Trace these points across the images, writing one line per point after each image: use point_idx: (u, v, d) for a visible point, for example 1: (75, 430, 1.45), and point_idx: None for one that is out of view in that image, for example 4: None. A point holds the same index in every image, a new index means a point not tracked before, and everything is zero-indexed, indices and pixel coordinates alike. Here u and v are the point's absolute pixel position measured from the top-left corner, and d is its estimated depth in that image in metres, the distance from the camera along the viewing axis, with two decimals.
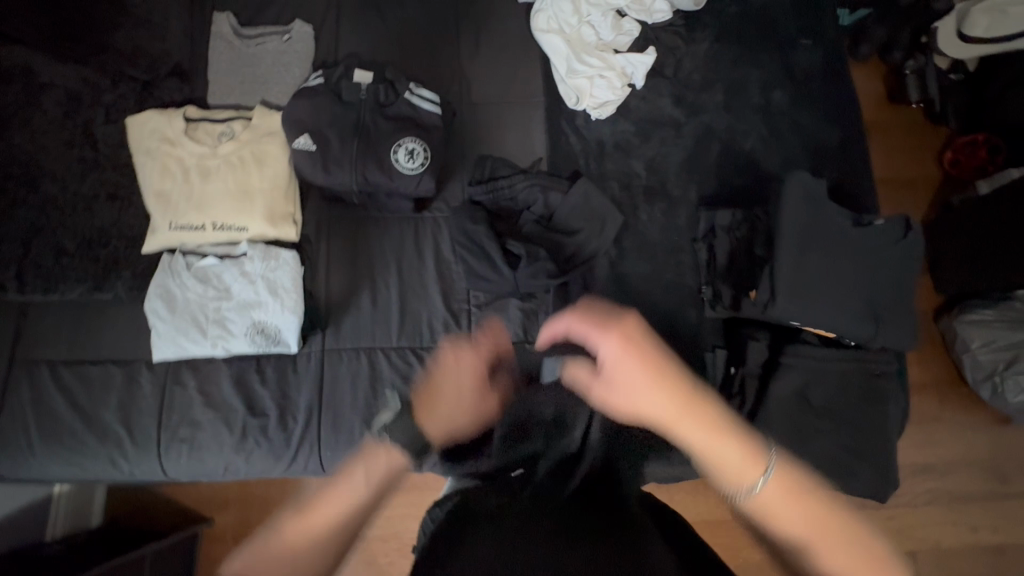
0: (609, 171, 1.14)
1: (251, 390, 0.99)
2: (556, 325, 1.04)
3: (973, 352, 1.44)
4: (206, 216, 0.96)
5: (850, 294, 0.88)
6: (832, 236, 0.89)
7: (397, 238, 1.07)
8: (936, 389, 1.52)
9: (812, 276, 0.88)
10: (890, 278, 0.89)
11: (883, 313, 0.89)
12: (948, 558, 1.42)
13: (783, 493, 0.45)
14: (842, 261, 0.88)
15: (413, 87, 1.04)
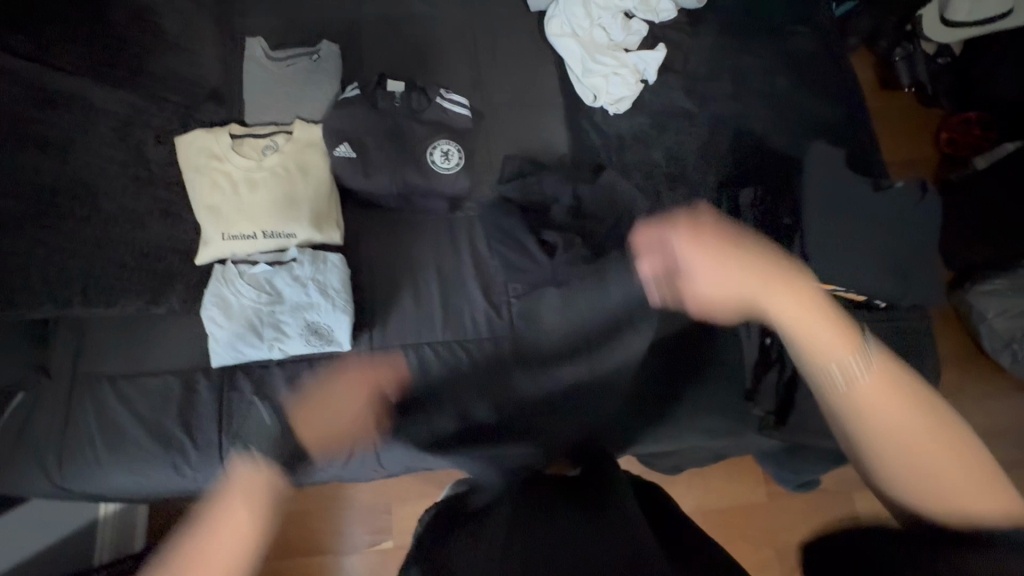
0: (629, 161, 1.19)
1: (305, 391, 1.02)
2: (593, 306, 1.08)
3: (989, 322, 1.45)
4: (257, 224, 1.01)
5: (872, 254, 0.93)
6: (852, 200, 0.95)
7: (434, 237, 1.12)
8: (956, 361, 1.54)
9: (837, 240, 0.93)
10: (913, 238, 0.94)
11: (908, 271, 0.94)
12: None
13: (880, 388, 0.50)
14: (867, 225, 0.93)
15: (444, 92, 1.11)
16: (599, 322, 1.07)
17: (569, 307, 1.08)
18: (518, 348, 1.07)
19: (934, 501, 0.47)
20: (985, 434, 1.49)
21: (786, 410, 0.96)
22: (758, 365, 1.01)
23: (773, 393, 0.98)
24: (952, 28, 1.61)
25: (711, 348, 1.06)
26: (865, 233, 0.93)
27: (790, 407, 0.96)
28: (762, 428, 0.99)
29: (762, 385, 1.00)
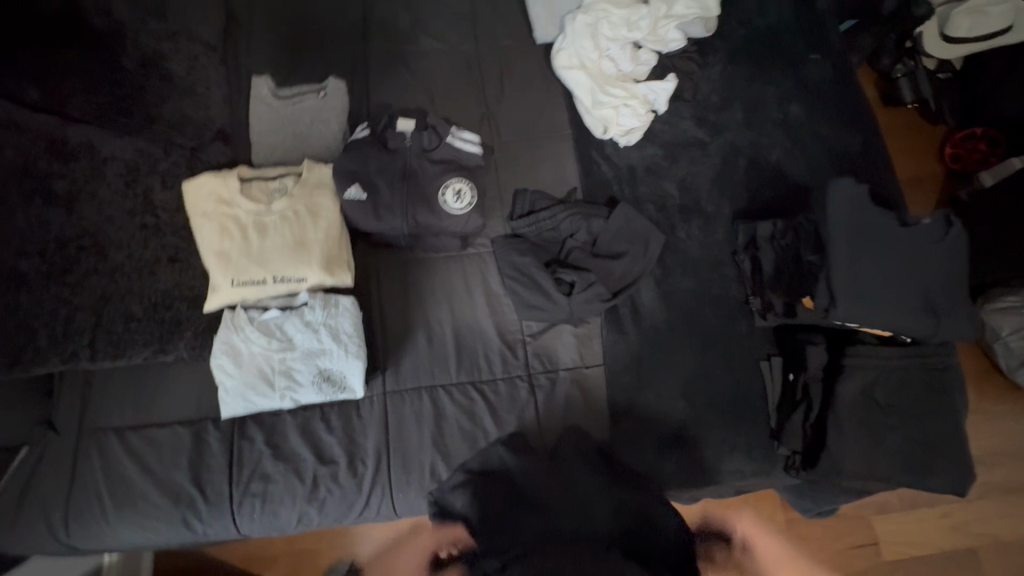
0: (642, 194, 1.17)
1: (319, 438, 0.99)
2: (610, 342, 1.07)
3: (1005, 340, 1.44)
4: (267, 269, 0.99)
5: (902, 291, 0.90)
6: (879, 235, 0.92)
7: (448, 275, 1.10)
8: (972, 381, 1.52)
9: (862, 276, 0.91)
10: (943, 272, 0.90)
11: (942, 307, 0.90)
12: (1010, 553, 1.39)
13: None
14: (894, 261, 0.91)
15: (455, 130, 1.10)
16: (615, 360, 1.06)
17: (587, 345, 1.08)
18: (536, 389, 1.04)
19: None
20: (1005, 457, 1.46)
21: (814, 453, 0.93)
22: (783, 404, 0.98)
23: (801, 434, 0.95)
24: (952, 44, 1.60)
25: (735, 386, 1.03)
26: (893, 269, 0.90)
27: (820, 451, 0.92)
28: (788, 468, 0.96)
29: (788, 425, 0.96)
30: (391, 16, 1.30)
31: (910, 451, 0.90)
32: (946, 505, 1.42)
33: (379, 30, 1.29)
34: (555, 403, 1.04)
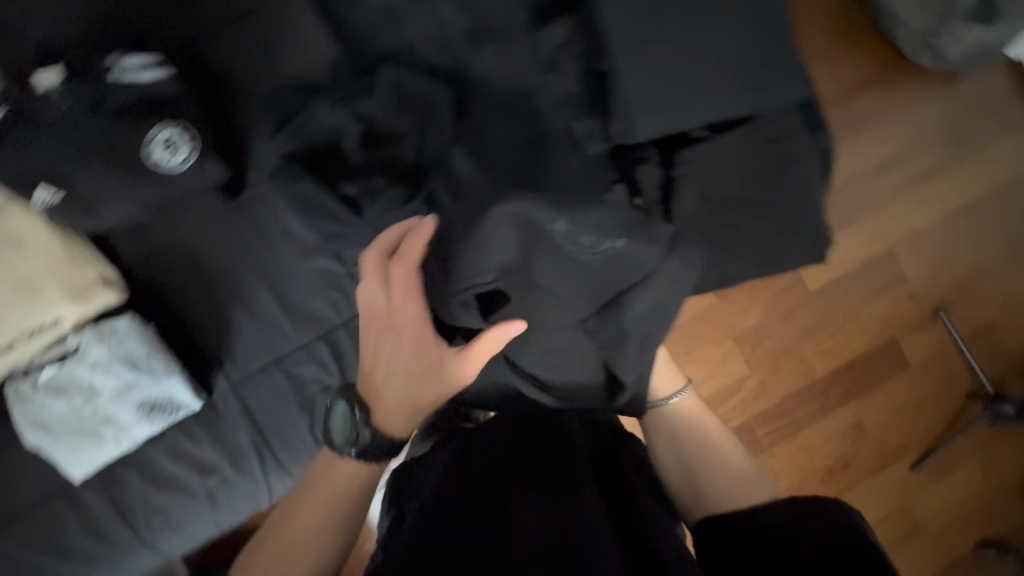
0: (414, 37, 0.91)
1: (192, 454, 0.94)
2: (600, 261, 0.63)
3: (905, 24, 1.40)
4: (8, 331, 0.82)
5: (694, 74, 0.78)
6: (661, 16, 0.77)
7: (236, 236, 0.93)
8: (900, 124, 1.53)
9: (644, 75, 0.77)
10: (747, 29, 0.78)
11: (756, 70, 0.78)
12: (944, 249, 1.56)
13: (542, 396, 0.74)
14: (682, 37, 0.77)
15: (116, 61, 0.80)
16: None
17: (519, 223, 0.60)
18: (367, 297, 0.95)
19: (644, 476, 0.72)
20: (910, 149, 1.55)
21: None
22: None
23: None
24: None
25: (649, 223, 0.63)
26: (678, 52, 0.77)
27: None
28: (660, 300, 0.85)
29: None
30: None
31: (764, 240, 0.83)
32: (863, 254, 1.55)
33: None
34: None
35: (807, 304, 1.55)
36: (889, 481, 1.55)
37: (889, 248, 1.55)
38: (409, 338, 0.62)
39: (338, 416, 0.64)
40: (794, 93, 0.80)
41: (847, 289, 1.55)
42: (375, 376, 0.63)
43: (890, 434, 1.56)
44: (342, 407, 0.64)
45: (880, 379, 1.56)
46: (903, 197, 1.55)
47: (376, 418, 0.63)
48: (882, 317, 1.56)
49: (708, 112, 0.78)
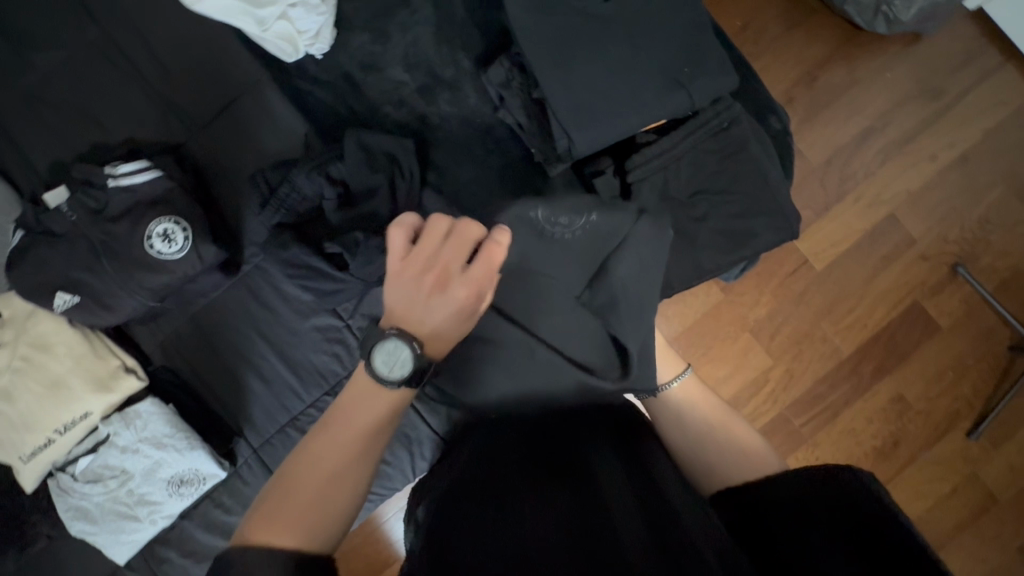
0: (374, 102, 1.00)
1: (224, 523, 0.97)
2: (577, 235, 0.68)
3: None
4: (44, 430, 0.89)
5: (629, 85, 0.81)
6: (586, 37, 0.82)
7: (241, 308, 1.00)
8: (874, 91, 1.51)
9: (584, 92, 0.81)
10: (671, 34, 0.83)
11: (687, 69, 0.82)
12: (948, 205, 1.51)
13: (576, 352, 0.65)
14: (611, 51, 0.82)
15: (112, 171, 0.89)
16: None
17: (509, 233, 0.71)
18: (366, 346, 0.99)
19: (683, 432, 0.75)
20: (892, 111, 1.51)
21: None
22: None
23: None
24: None
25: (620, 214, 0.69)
26: (611, 68, 0.82)
27: None
28: None
29: None
30: None
31: (731, 226, 0.85)
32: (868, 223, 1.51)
33: None
34: None
35: (818, 282, 1.50)
36: (947, 454, 1.46)
37: (891, 213, 1.51)
38: (459, 298, 0.53)
39: (387, 351, 0.53)
40: (727, 83, 0.83)
41: (857, 260, 1.51)
42: (412, 315, 0.54)
43: (936, 404, 1.48)
44: (395, 341, 0.53)
45: (911, 347, 1.49)
46: (894, 161, 1.51)
47: (424, 353, 0.54)
48: (900, 283, 1.50)
49: (649, 117, 0.82)
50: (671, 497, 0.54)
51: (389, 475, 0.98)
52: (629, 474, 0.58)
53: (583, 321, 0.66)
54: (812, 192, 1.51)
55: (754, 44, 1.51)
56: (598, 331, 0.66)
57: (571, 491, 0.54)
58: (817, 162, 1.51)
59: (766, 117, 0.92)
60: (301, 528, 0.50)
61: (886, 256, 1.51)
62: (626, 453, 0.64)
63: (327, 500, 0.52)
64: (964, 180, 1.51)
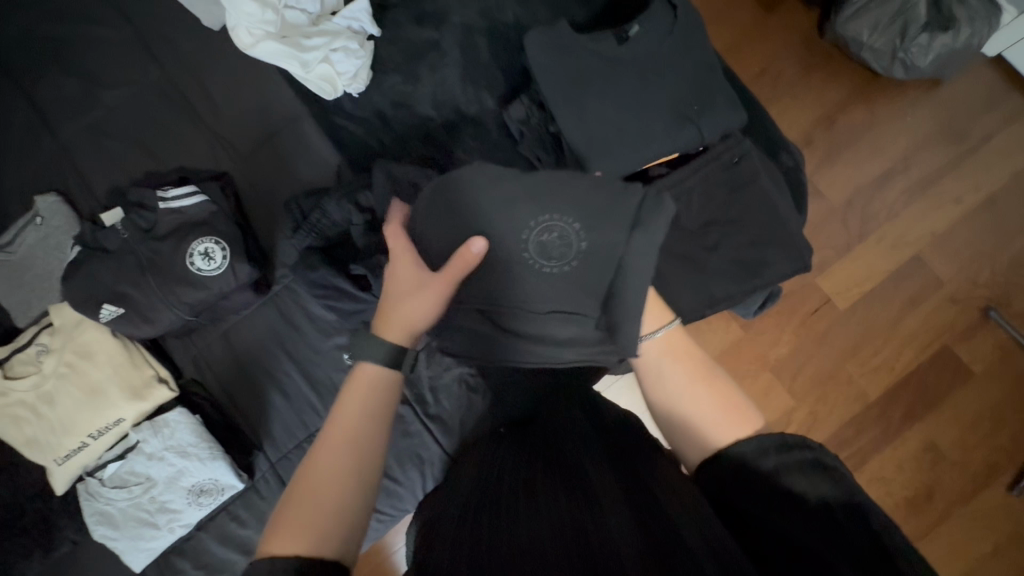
0: (404, 135, 1.07)
1: (237, 537, 0.99)
2: (533, 226, 0.69)
3: (867, 45, 1.45)
4: (80, 433, 0.94)
5: (642, 121, 0.86)
6: (602, 76, 0.87)
7: (269, 325, 1.06)
8: (894, 133, 1.53)
9: (598, 126, 0.86)
10: (682, 75, 0.88)
11: (696, 109, 0.87)
12: (975, 247, 1.49)
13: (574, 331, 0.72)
14: (625, 91, 0.87)
15: (163, 194, 0.97)
16: None
17: (465, 191, 0.71)
18: None
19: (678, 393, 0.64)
20: (913, 153, 1.52)
21: None
22: None
23: None
24: None
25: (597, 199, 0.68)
26: (624, 106, 0.86)
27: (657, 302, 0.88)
28: None
29: None
30: (54, 85, 1.14)
31: (741, 257, 0.86)
32: (892, 263, 1.49)
33: (67, 121, 1.13)
34: (420, 384, 1.01)
35: (841, 322, 1.48)
36: (986, 508, 1.38)
37: (915, 254, 1.49)
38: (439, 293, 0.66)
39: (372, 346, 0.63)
40: (737, 119, 0.88)
41: (881, 300, 1.48)
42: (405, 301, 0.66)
43: (972, 453, 1.41)
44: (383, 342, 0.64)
45: (942, 392, 1.44)
46: (917, 203, 1.51)
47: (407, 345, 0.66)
48: (928, 327, 1.47)
49: (661, 153, 0.86)
50: (648, 478, 0.57)
51: (399, 496, 0.98)
52: (615, 470, 0.59)
53: (555, 311, 0.71)
54: (833, 230, 1.51)
55: (770, 88, 1.55)
56: (580, 323, 0.71)
57: (561, 493, 0.56)
58: (837, 202, 1.52)
59: (777, 154, 0.95)
60: (322, 532, 0.52)
61: (913, 297, 1.48)
62: (607, 438, 0.67)
63: (349, 486, 0.56)
64: (991, 222, 1.50)
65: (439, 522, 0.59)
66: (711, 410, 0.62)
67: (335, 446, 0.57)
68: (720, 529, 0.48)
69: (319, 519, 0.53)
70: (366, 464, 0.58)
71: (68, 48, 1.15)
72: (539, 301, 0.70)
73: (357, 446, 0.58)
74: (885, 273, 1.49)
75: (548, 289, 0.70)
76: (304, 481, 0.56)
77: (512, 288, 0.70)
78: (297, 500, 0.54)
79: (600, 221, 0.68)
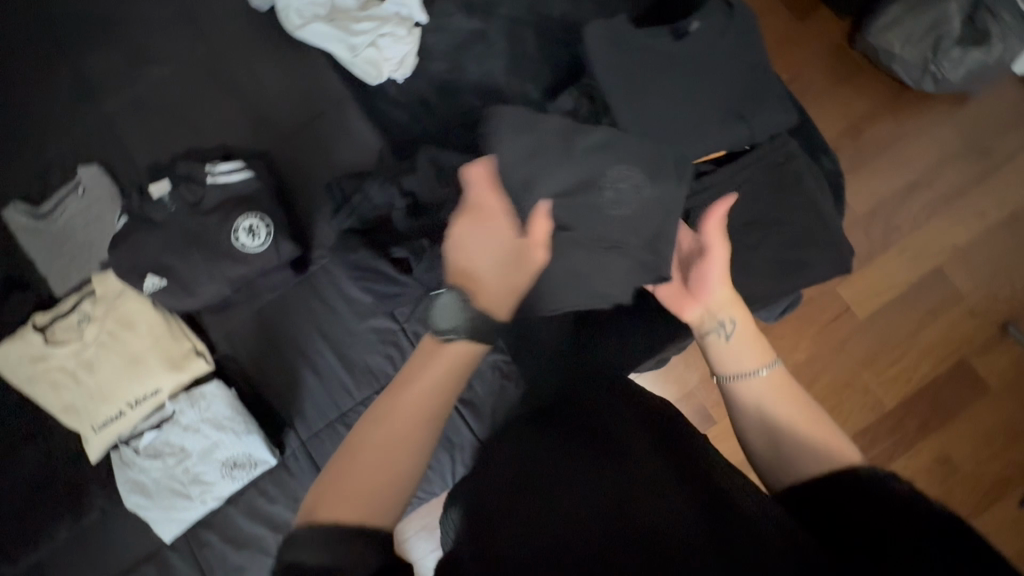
0: (446, 122, 1.08)
1: (266, 512, 1.00)
2: (608, 180, 0.82)
3: (900, 57, 1.46)
4: (119, 401, 0.95)
5: (689, 118, 0.87)
6: (652, 72, 0.88)
7: (305, 304, 1.07)
8: (922, 145, 1.54)
9: (647, 120, 0.88)
10: (731, 75, 0.89)
11: (743, 108, 0.88)
12: (997, 262, 1.50)
13: (642, 284, 0.82)
14: (675, 88, 0.88)
15: (211, 168, 0.99)
16: None
17: (539, 154, 0.84)
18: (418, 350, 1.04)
19: (779, 421, 0.62)
20: (939, 166, 1.53)
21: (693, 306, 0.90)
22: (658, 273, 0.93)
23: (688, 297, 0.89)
24: None
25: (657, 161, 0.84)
26: (674, 102, 0.88)
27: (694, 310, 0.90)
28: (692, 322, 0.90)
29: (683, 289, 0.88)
30: (100, 58, 1.15)
31: (783, 256, 0.87)
32: (914, 274, 1.51)
33: (111, 94, 1.14)
34: None
35: (861, 331, 1.49)
36: (996, 520, 1.39)
37: (938, 266, 1.51)
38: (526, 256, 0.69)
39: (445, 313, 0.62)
40: (785, 121, 0.89)
41: (902, 310, 1.49)
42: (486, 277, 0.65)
43: (985, 466, 1.42)
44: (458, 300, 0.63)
45: (958, 404, 1.45)
46: (942, 217, 1.52)
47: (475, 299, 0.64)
48: (948, 340, 1.48)
49: (708, 149, 0.87)
50: (714, 485, 0.55)
51: (429, 478, 0.99)
52: (677, 475, 0.57)
53: (626, 262, 0.82)
54: (857, 239, 1.52)
55: (801, 95, 1.56)
56: (648, 276, 0.81)
57: (605, 486, 0.56)
58: (862, 211, 1.53)
59: (818, 157, 0.96)
60: (370, 505, 0.50)
61: (933, 309, 1.49)
62: (649, 428, 0.66)
63: (400, 459, 0.53)
64: (1014, 238, 1.51)
65: (486, 510, 0.57)
66: (811, 441, 0.59)
67: (391, 415, 0.54)
68: (805, 539, 0.48)
69: (375, 482, 0.51)
70: (418, 438, 0.54)
71: (116, 23, 1.17)
72: (609, 254, 0.82)
73: (415, 415, 0.55)
74: (907, 284, 1.50)
75: (617, 238, 0.82)
76: (356, 445, 0.53)
77: (591, 241, 0.82)
78: (349, 465, 0.52)
79: (658, 174, 0.83)
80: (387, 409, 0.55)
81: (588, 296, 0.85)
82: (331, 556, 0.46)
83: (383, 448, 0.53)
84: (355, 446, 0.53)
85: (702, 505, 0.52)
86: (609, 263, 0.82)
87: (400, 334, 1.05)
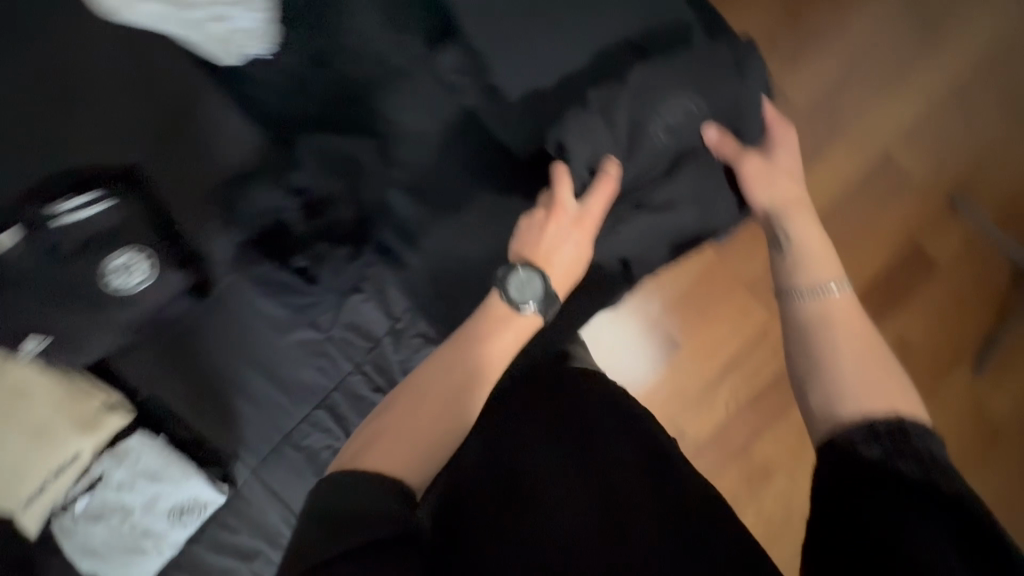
0: (324, 96, 0.93)
1: (230, 545, 0.97)
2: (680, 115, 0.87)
3: None
4: (34, 477, 0.87)
5: None
6: None
7: (219, 329, 0.98)
8: (858, 24, 1.43)
9: None
10: None
11: None
12: (940, 138, 1.45)
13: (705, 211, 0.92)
14: None
15: (56, 206, 0.86)
16: (416, 296, 0.95)
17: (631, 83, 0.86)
18: (351, 357, 0.97)
19: (844, 351, 0.72)
20: (877, 43, 1.44)
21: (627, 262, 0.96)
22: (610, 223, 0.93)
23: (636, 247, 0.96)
24: None
25: (714, 80, 0.87)
26: None
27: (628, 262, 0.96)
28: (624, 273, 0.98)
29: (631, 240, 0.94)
30: None
31: None
32: (861, 165, 1.45)
33: None
34: (392, 369, 0.96)
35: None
36: (948, 390, 1.44)
37: (883, 152, 1.45)
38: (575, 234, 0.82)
39: (520, 280, 0.78)
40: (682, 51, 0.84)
41: (852, 204, 1.45)
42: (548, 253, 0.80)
43: (935, 342, 1.45)
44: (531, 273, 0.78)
45: (909, 288, 1.46)
46: (883, 98, 1.44)
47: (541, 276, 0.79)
48: (897, 225, 1.46)
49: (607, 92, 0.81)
50: (671, 484, 0.70)
51: None
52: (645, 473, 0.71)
53: (691, 188, 0.91)
54: (802, 137, 1.44)
55: None
56: (707, 202, 0.92)
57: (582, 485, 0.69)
58: (805, 106, 1.44)
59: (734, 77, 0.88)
60: (405, 449, 0.65)
61: (881, 198, 1.45)
62: (621, 435, 0.77)
63: (439, 418, 0.68)
64: (956, 110, 1.45)
65: (480, 507, 0.68)
66: (867, 376, 0.69)
67: (442, 379, 0.71)
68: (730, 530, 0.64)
69: (416, 432, 0.67)
70: (459, 401, 0.70)
71: None
72: (676, 186, 0.91)
73: (463, 380, 0.71)
74: (856, 175, 1.45)
75: (683, 175, 0.90)
76: (414, 394, 0.71)
77: (664, 172, 0.90)
78: (409, 407, 0.69)
79: (715, 92, 0.87)
80: (439, 371, 0.73)
81: (655, 203, 0.92)
82: (365, 494, 0.58)
83: (432, 400, 0.69)
84: (414, 397, 0.70)
85: (665, 503, 0.66)
86: (674, 186, 0.91)
87: (328, 344, 0.97)
